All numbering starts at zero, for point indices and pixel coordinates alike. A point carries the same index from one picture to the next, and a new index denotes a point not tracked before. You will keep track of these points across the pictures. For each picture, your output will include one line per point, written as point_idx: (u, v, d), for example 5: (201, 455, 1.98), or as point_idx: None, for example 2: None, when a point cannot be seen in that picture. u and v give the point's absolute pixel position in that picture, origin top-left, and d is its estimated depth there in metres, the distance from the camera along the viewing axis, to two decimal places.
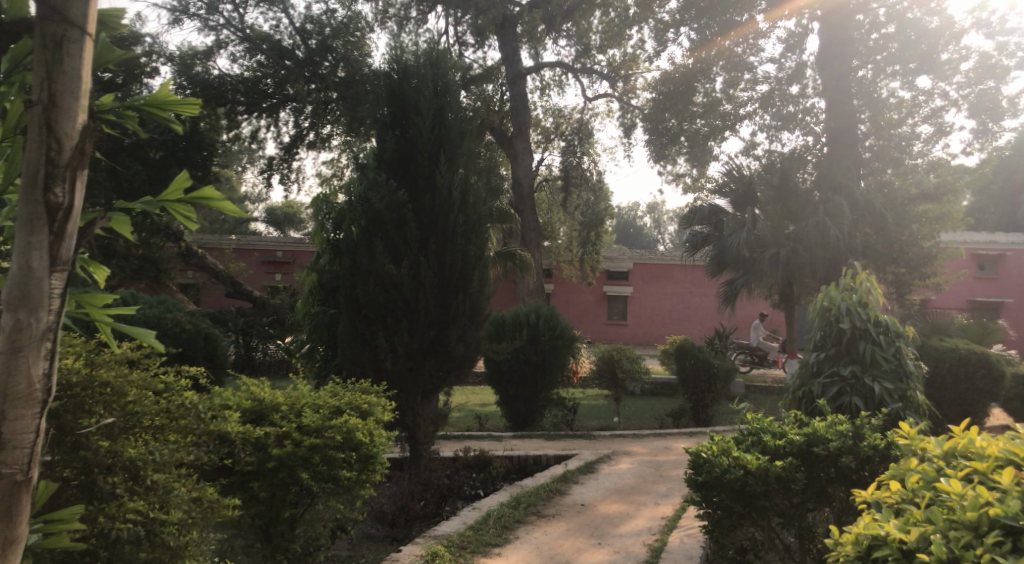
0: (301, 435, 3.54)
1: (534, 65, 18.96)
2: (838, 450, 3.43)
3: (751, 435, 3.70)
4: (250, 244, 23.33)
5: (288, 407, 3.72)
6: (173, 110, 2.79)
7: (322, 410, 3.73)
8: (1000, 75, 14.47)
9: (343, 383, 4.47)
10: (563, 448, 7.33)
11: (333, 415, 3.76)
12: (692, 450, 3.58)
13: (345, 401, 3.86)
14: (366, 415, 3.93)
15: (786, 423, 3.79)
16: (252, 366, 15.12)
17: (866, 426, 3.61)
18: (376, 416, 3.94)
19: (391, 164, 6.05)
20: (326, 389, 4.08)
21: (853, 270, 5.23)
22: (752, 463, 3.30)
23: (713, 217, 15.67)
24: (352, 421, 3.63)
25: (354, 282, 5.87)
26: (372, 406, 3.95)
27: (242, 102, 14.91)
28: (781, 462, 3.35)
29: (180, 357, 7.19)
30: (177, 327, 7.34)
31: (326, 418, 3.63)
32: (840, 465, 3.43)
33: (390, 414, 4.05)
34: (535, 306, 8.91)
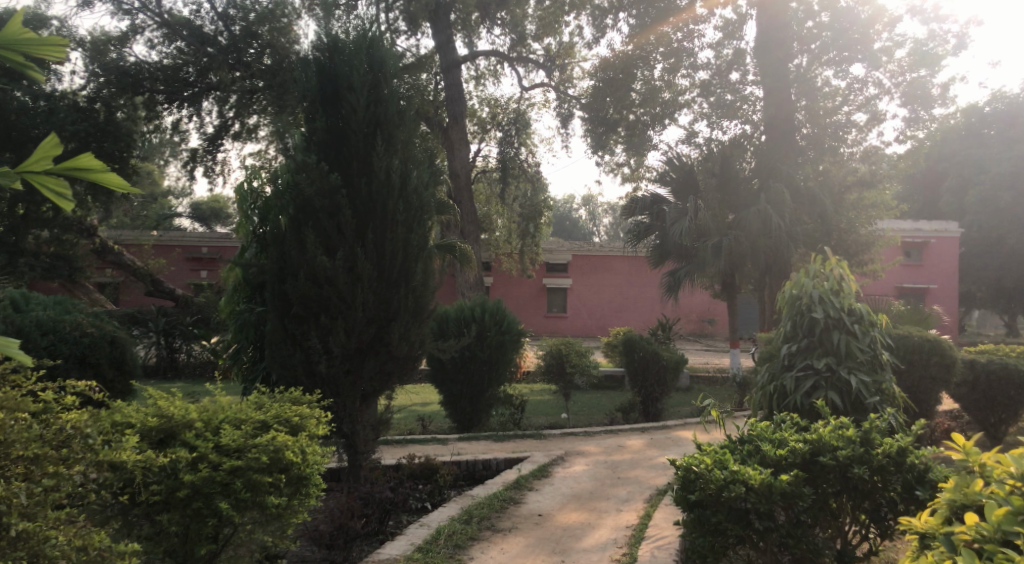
0: (219, 456, 3.01)
1: (469, 53, 18.43)
2: (847, 460, 3.28)
3: (745, 444, 3.56)
4: (173, 240, 22.22)
5: (204, 424, 3.17)
6: (23, 51, 2.34)
7: (245, 426, 3.20)
8: (932, 64, 14.60)
9: (272, 393, 3.94)
10: (513, 450, 6.88)
11: (258, 432, 3.24)
12: (682, 464, 3.37)
13: (272, 414, 3.34)
14: (297, 430, 3.43)
15: (784, 428, 3.64)
16: (177, 369, 14.26)
17: (873, 431, 3.46)
18: (310, 429, 3.45)
19: (321, 145, 5.46)
20: (250, 400, 3.55)
21: (823, 255, 4.91)
22: (751, 479, 3.13)
23: (654, 206, 15.26)
24: (280, 438, 3.11)
25: (283, 277, 5.30)
26: (304, 419, 3.44)
27: (161, 91, 13.91)
28: (786, 477, 3.19)
29: (82, 364, 6.47)
30: (77, 330, 6.58)
31: (250, 436, 3.13)
32: (851, 475, 3.29)
33: (327, 427, 3.57)
34: (481, 300, 8.40)
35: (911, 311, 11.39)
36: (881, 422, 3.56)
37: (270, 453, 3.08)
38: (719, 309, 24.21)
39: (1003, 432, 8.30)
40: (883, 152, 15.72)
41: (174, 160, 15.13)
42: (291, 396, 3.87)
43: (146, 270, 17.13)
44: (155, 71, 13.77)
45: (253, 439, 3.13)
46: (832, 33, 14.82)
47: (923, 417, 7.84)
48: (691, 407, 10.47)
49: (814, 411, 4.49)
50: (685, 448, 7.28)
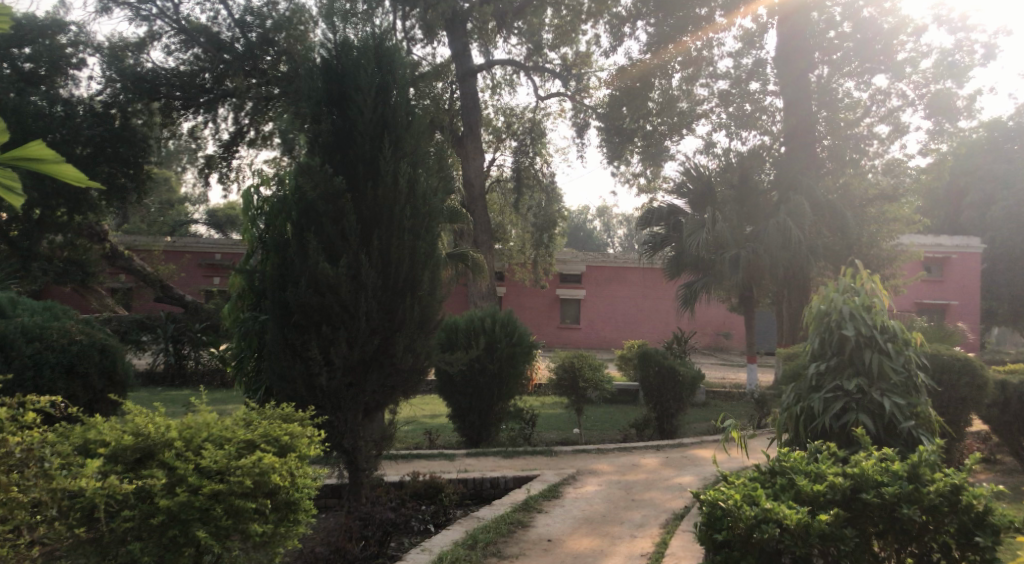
0: (199, 479, 2.99)
1: (485, 62, 18.26)
2: (893, 498, 3.08)
3: (777, 476, 3.37)
4: (185, 245, 22.13)
5: (185, 442, 3.13)
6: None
7: (228, 446, 3.16)
8: (958, 75, 14.25)
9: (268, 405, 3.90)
10: (522, 468, 6.61)
11: (242, 452, 3.20)
12: (704, 498, 3.20)
13: (259, 433, 3.29)
14: (287, 449, 3.38)
15: (819, 459, 3.43)
16: (184, 376, 14.08)
17: (924, 462, 3.22)
18: (299, 450, 3.37)
19: (326, 148, 5.23)
20: (240, 415, 3.50)
21: (853, 269, 4.63)
22: (787, 519, 2.94)
23: (670, 217, 14.93)
24: (265, 462, 3.07)
25: (284, 284, 5.07)
26: (294, 438, 3.39)
27: (178, 97, 13.84)
28: (825, 516, 3.00)
29: (69, 372, 6.30)
30: (65, 337, 6.42)
31: (233, 458, 3.09)
32: (898, 515, 3.08)
33: (317, 447, 3.48)
34: (491, 310, 8.09)
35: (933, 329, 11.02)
36: (930, 452, 3.30)
37: (253, 476, 3.04)
38: (736, 323, 23.84)
39: None
40: (906, 165, 15.40)
41: (188, 166, 15.02)
42: (284, 412, 3.78)
43: (156, 276, 17.01)
44: (172, 77, 13.70)
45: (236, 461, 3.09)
46: (855, 45, 14.55)
47: (953, 440, 7.48)
48: (707, 424, 10.15)
49: (845, 435, 4.19)
50: (701, 468, 6.99)
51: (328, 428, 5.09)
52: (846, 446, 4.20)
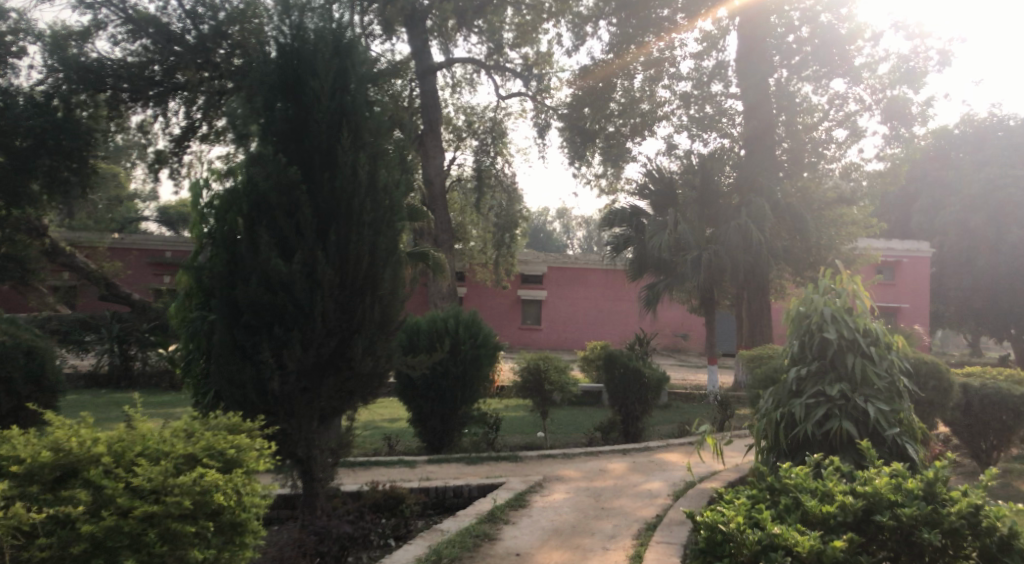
0: (131, 500, 2.77)
1: (444, 60, 17.95)
2: (910, 521, 3.03)
3: (779, 496, 3.36)
4: (133, 242, 21.39)
5: (114, 458, 2.91)
6: None
7: (164, 462, 2.94)
8: (914, 81, 14.35)
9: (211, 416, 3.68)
10: (486, 475, 6.34)
11: (181, 468, 2.99)
12: (706, 521, 3.19)
13: (201, 447, 3.08)
14: (232, 464, 3.17)
15: (826, 474, 3.40)
16: (130, 379, 13.49)
17: (940, 480, 3.18)
18: (246, 466, 3.18)
19: (281, 136, 4.91)
20: (178, 428, 3.28)
21: (833, 269, 4.45)
22: (781, 535, 2.94)
23: (634, 218, 14.75)
24: (207, 479, 2.87)
25: (233, 281, 4.73)
26: (241, 451, 3.19)
27: (124, 89, 13.17)
28: (838, 542, 2.95)
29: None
30: None
31: (172, 473, 2.90)
32: (914, 539, 3.04)
33: (266, 462, 3.29)
34: (454, 310, 7.78)
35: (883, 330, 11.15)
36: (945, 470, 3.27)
37: (194, 496, 2.85)
38: (695, 324, 23.91)
39: (996, 459, 7.91)
40: (863, 169, 15.48)
41: (136, 162, 14.37)
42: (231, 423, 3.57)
43: (101, 273, 16.30)
44: (119, 69, 13.04)
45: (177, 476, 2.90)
46: (814, 48, 14.55)
47: None
48: (672, 427, 9.99)
49: (828, 442, 4.01)
50: (670, 474, 6.80)
51: (281, 436, 4.78)
52: (829, 454, 4.03)
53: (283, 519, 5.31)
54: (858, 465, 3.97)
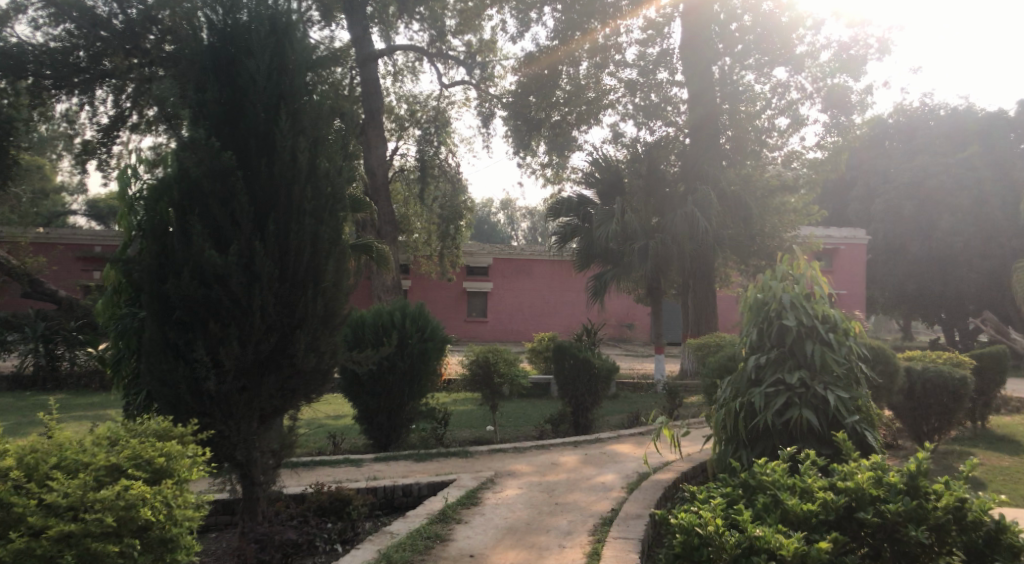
0: (48, 520, 2.75)
1: (386, 48, 17.58)
2: (891, 517, 3.03)
3: (757, 493, 3.30)
4: (60, 237, 20.48)
5: (31, 476, 2.89)
6: None
7: (84, 477, 2.91)
8: (853, 70, 14.58)
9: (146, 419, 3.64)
10: (436, 473, 6.14)
11: (104, 481, 2.95)
12: (683, 521, 3.11)
13: (127, 457, 3.03)
14: (163, 474, 3.11)
15: (805, 469, 3.35)
16: (57, 380, 12.83)
17: (922, 475, 3.17)
18: (178, 474, 3.14)
19: (214, 119, 4.59)
20: (107, 435, 3.25)
21: (790, 255, 4.39)
22: (764, 537, 2.88)
23: (580, 207, 14.65)
24: (129, 494, 2.82)
25: (164, 274, 4.42)
26: (172, 460, 3.12)
27: (47, 76, 12.50)
28: (825, 543, 2.91)
29: None
30: None
31: (92, 487, 2.87)
32: (897, 537, 3.05)
33: (199, 470, 3.24)
34: (401, 303, 7.54)
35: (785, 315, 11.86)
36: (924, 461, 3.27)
37: (117, 512, 2.80)
38: (640, 314, 24.06)
39: (938, 441, 8.02)
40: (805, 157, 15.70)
41: (62, 152, 13.67)
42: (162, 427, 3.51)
43: (24, 269, 15.49)
44: (41, 53, 12.36)
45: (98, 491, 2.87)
46: (756, 37, 14.65)
47: None
48: (621, 417, 9.94)
49: (788, 432, 3.93)
50: (623, 466, 6.71)
51: (219, 439, 4.50)
52: (789, 443, 3.96)
53: (223, 525, 5.05)
54: (819, 454, 3.91)
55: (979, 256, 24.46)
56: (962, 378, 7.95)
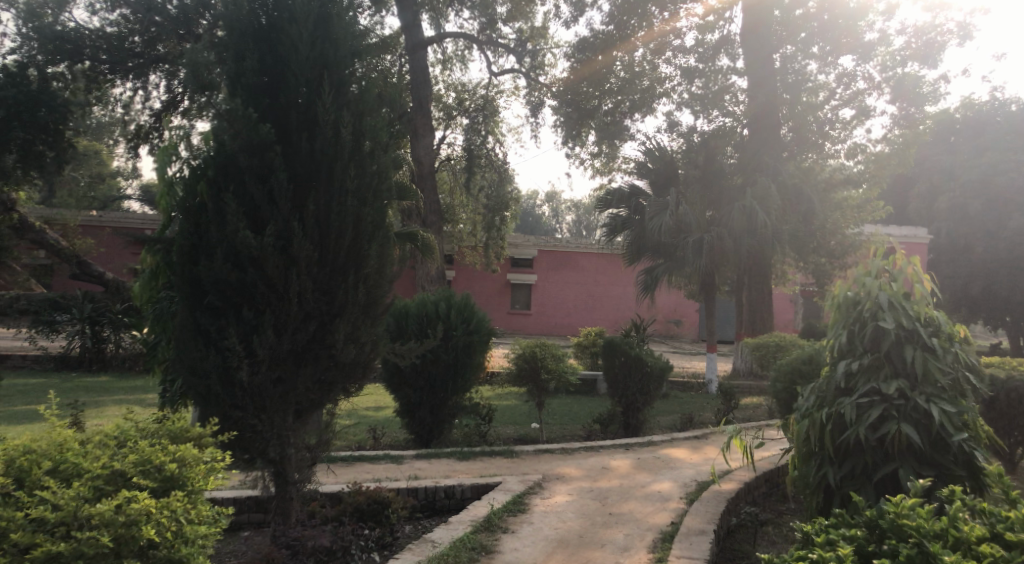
0: (48, 538, 2.64)
1: (436, 35, 17.26)
2: None
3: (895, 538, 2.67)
4: (111, 221, 20.67)
5: (27, 490, 2.82)
6: None
7: (83, 489, 2.80)
8: (925, 59, 13.80)
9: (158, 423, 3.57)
10: (480, 474, 5.76)
11: (103, 494, 2.84)
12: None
13: (134, 468, 2.95)
14: (173, 485, 3.02)
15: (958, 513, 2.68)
16: (103, 361, 12.84)
17: None
18: (187, 484, 3.04)
19: (253, 90, 4.25)
20: (115, 441, 3.20)
21: (887, 249, 3.90)
22: None
23: (631, 198, 13.98)
24: (135, 509, 2.71)
25: (197, 257, 4.10)
26: (182, 471, 3.04)
27: (104, 61, 12.42)
28: None
29: None
30: None
31: (89, 500, 2.77)
32: None
33: (213, 479, 3.17)
34: (446, 293, 7.17)
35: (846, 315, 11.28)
36: None
37: (117, 528, 2.69)
38: (687, 310, 23.44)
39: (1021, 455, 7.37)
40: (871, 150, 14.93)
41: (117, 137, 13.63)
42: (174, 430, 3.42)
43: (73, 251, 15.53)
44: (98, 38, 12.23)
45: (96, 504, 2.77)
46: (821, 24, 13.95)
47: None
48: (672, 419, 9.47)
49: (882, 449, 3.47)
50: (679, 473, 6.25)
51: (251, 434, 4.19)
52: (883, 462, 3.48)
53: (256, 523, 4.80)
54: (919, 474, 3.42)
55: None
56: None
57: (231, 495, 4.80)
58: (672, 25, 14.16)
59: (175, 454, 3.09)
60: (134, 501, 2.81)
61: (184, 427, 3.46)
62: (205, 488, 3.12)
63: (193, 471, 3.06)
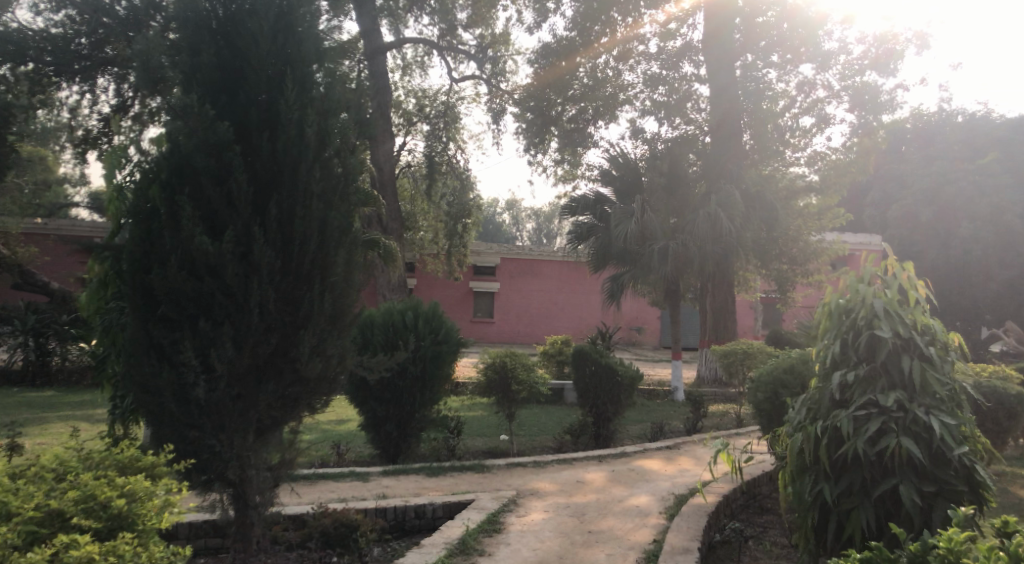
0: None
1: (394, 40, 16.98)
2: None
3: None
4: (58, 228, 19.91)
5: None
6: None
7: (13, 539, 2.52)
8: (882, 68, 13.95)
9: (103, 448, 3.26)
10: (451, 491, 5.51)
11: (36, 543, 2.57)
12: None
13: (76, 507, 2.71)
14: (121, 526, 2.76)
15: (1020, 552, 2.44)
16: (48, 375, 12.26)
17: None
18: (137, 523, 2.77)
19: (209, 86, 3.95)
20: (52, 475, 2.90)
21: (878, 254, 3.75)
22: None
23: (597, 206, 13.80)
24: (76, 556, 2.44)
25: (149, 265, 3.78)
26: (129, 512, 2.77)
27: (48, 63, 11.87)
28: None
29: None
30: None
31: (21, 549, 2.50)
32: None
33: (167, 514, 2.90)
34: (413, 302, 6.90)
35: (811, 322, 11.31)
36: None
37: None
38: (649, 317, 23.44)
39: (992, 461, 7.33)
40: (831, 157, 15.03)
41: (63, 143, 13.08)
42: (121, 461, 3.11)
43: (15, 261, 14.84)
44: (42, 39, 11.73)
45: (27, 554, 2.49)
46: (780, 33, 14.01)
47: None
48: (641, 429, 9.31)
49: (880, 464, 3.32)
50: (655, 485, 6.07)
51: (209, 455, 3.89)
52: (881, 478, 3.33)
53: (213, 549, 4.48)
54: (919, 491, 3.27)
55: (997, 265, 23.89)
56: (1018, 394, 7.27)
57: (187, 519, 4.48)
58: (636, 31, 13.99)
59: (123, 490, 2.80)
60: (73, 547, 2.54)
61: (135, 454, 3.17)
62: (158, 526, 2.85)
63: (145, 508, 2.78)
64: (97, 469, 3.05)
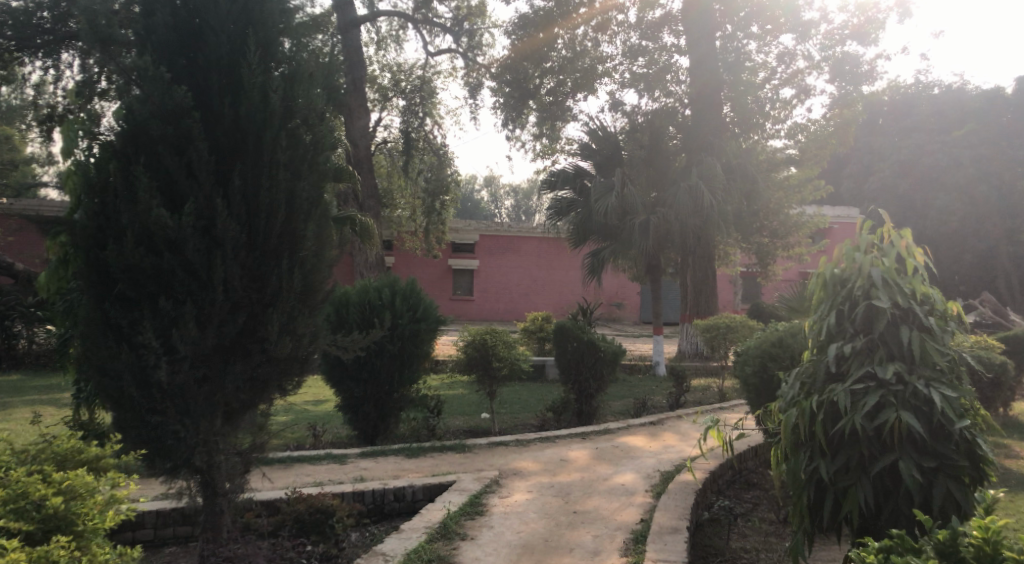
0: None
1: (368, 13, 16.57)
2: None
3: None
4: (25, 209, 19.37)
5: None
6: None
7: None
8: (862, 38, 13.81)
9: (44, 440, 3.08)
10: (432, 473, 5.34)
11: None
12: None
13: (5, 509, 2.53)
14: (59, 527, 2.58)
15: None
16: (15, 359, 11.90)
17: None
18: (79, 523, 2.61)
19: (165, 48, 3.68)
20: None
21: (873, 221, 3.58)
22: None
23: (576, 180, 13.54)
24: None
25: (105, 240, 3.53)
26: (68, 513, 2.60)
27: (7, 38, 11.34)
28: None
29: None
30: None
31: None
32: None
33: (113, 513, 2.74)
34: (389, 278, 6.67)
35: (792, 295, 11.23)
36: None
37: None
38: (629, 293, 23.38)
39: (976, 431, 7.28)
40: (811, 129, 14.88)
41: (29, 121, 12.60)
42: (62, 454, 2.96)
43: None
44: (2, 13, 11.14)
45: None
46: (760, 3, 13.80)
47: None
48: (623, 405, 9.18)
49: (879, 439, 3.19)
50: (640, 463, 5.94)
51: (173, 441, 3.67)
52: (880, 454, 3.20)
53: (182, 537, 4.28)
54: (919, 466, 3.14)
55: (973, 237, 24.06)
56: (1002, 365, 7.22)
57: (153, 507, 4.27)
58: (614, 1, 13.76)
59: (62, 486, 2.66)
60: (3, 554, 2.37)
61: (80, 449, 3.00)
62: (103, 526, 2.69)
63: (85, 504, 2.64)
64: (34, 464, 2.88)
